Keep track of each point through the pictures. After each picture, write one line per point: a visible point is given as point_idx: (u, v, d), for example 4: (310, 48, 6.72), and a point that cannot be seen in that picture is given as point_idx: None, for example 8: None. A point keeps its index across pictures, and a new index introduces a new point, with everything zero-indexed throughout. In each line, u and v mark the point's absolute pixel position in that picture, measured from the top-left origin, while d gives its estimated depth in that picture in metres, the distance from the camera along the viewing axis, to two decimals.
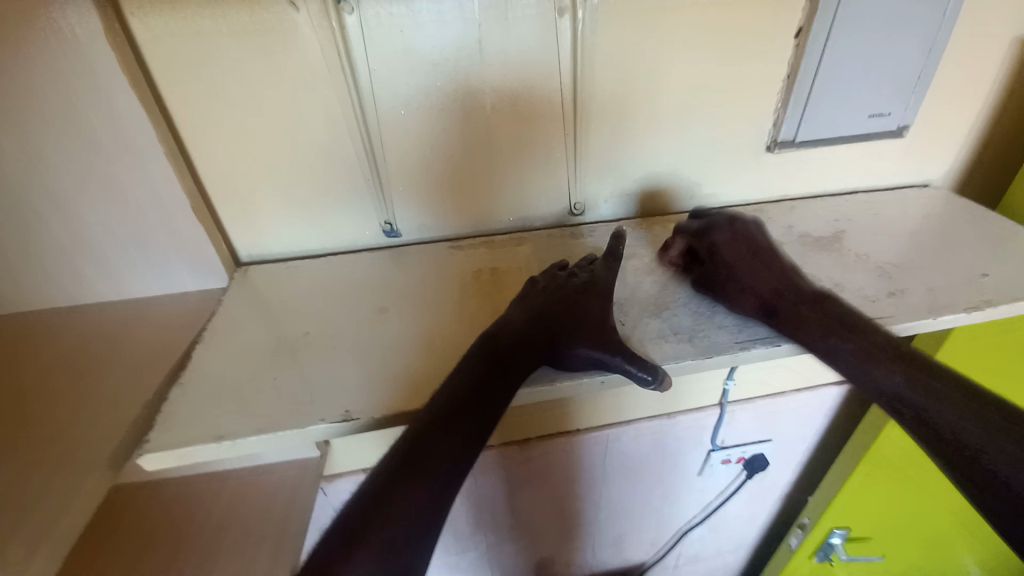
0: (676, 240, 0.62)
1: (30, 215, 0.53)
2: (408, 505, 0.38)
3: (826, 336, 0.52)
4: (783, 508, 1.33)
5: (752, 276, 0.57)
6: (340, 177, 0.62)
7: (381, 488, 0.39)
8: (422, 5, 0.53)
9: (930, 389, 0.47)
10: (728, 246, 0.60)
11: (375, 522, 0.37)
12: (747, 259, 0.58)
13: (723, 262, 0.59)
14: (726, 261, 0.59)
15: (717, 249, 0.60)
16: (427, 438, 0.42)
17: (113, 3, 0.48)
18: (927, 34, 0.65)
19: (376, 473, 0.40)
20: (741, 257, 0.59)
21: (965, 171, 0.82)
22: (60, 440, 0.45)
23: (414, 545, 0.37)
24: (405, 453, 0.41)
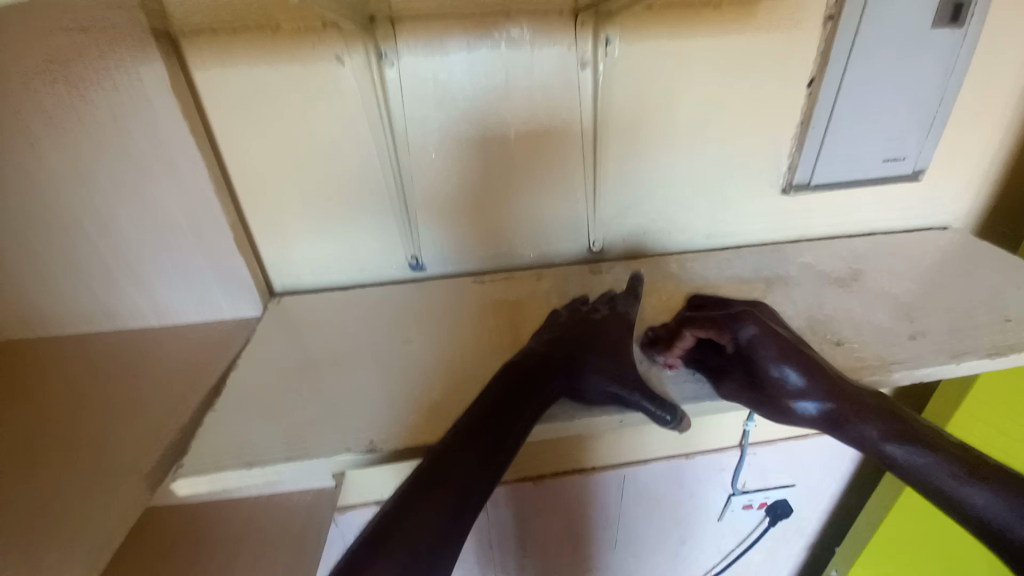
0: (688, 333, 0.53)
1: (87, 245, 0.57)
2: (432, 515, 0.39)
3: (856, 415, 0.47)
4: (809, 558, 1.27)
5: (788, 369, 0.49)
6: (372, 212, 0.66)
7: (405, 496, 0.40)
8: (455, 58, 0.57)
9: (973, 472, 0.44)
10: (761, 334, 0.50)
11: (399, 528, 0.38)
12: (785, 349, 0.49)
13: (761, 356, 0.49)
14: (759, 351, 0.50)
15: (750, 343, 0.50)
16: (449, 453, 0.43)
17: (178, 56, 0.54)
18: (936, 84, 0.68)
19: (399, 484, 0.41)
20: (783, 350, 0.49)
21: (983, 213, 0.83)
22: (99, 461, 0.47)
23: (436, 555, 0.37)
24: (429, 467, 0.42)
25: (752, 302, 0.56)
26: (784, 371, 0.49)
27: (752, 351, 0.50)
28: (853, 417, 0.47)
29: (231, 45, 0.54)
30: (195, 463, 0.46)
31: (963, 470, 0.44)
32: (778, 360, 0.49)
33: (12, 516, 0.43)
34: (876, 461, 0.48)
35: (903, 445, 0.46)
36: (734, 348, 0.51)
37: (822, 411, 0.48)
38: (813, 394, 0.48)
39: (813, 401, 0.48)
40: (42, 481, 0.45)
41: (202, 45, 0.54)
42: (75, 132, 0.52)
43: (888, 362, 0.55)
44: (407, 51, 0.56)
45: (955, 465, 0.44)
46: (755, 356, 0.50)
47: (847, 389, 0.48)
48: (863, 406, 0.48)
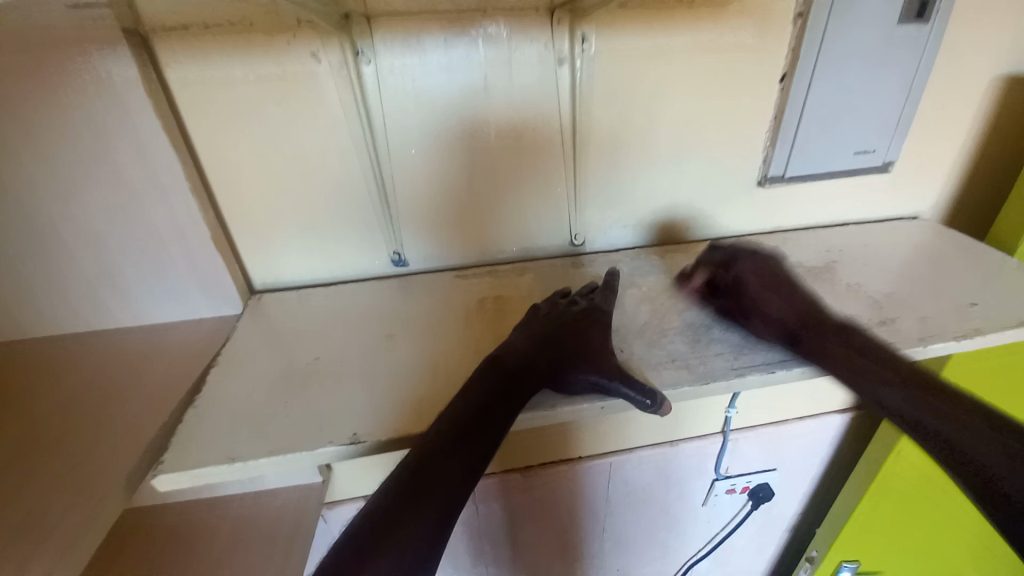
0: (700, 271, 0.66)
1: (61, 247, 0.57)
2: (417, 520, 0.39)
3: (848, 359, 0.54)
4: (791, 540, 1.31)
5: (770, 302, 0.59)
6: (354, 210, 0.66)
7: (389, 502, 0.40)
8: (432, 55, 0.57)
9: (947, 408, 0.49)
10: (749, 274, 0.63)
11: (384, 535, 0.38)
12: (769, 288, 0.61)
13: (747, 288, 0.61)
14: (748, 288, 0.61)
15: (740, 277, 0.63)
16: (431, 456, 0.43)
17: (150, 55, 0.53)
18: (903, 79, 0.70)
19: (382, 489, 0.42)
20: (767, 283, 0.61)
21: (951, 204, 0.85)
22: (79, 463, 0.47)
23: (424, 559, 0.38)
24: (411, 471, 0.42)
25: (756, 248, 0.66)
26: (764, 298, 0.60)
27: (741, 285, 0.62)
28: (838, 354, 0.54)
29: (205, 43, 0.53)
30: (177, 460, 0.47)
31: (917, 391, 0.50)
32: (767, 300, 0.60)
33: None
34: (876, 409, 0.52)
35: (891, 390, 0.51)
36: (726, 283, 0.63)
37: (784, 338, 0.57)
38: (788, 326, 0.57)
39: (783, 332, 0.57)
40: (23, 485, 0.45)
41: (174, 43, 0.53)
42: (45, 133, 0.51)
43: None
44: (384, 48, 0.56)
45: (908, 388, 0.51)
46: (742, 288, 0.61)
47: (823, 325, 0.57)
48: (826, 349, 0.55)
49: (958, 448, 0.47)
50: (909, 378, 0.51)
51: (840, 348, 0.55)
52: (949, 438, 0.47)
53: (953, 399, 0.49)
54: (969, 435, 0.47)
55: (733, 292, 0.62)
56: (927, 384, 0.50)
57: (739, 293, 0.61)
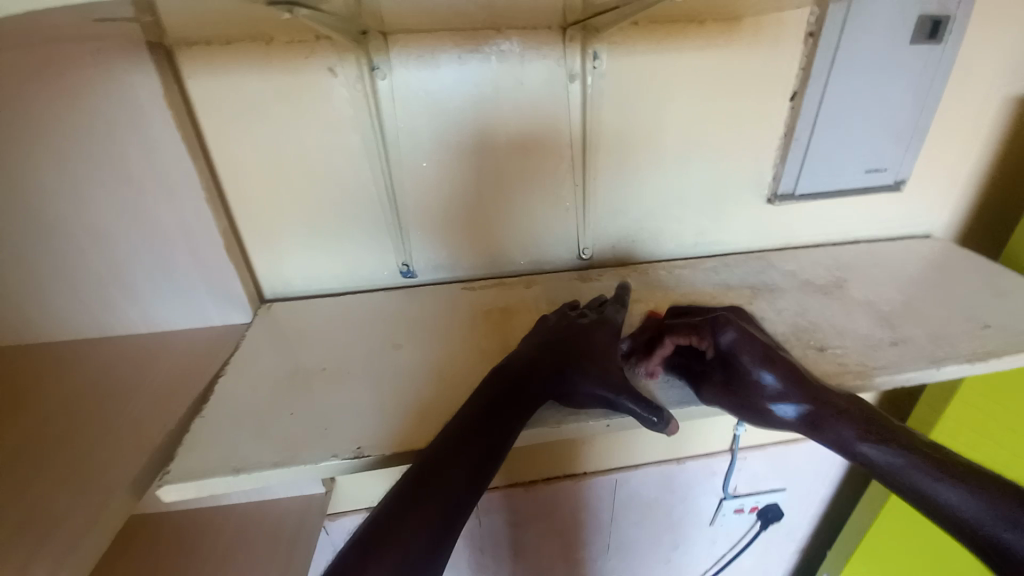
0: (671, 340, 0.53)
1: (78, 251, 0.58)
2: (422, 522, 0.39)
3: (839, 416, 0.48)
4: (799, 563, 1.28)
5: (765, 372, 0.50)
6: (364, 220, 0.67)
7: (394, 504, 0.40)
8: (446, 70, 0.58)
9: (945, 472, 0.44)
10: (740, 341, 0.52)
11: (390, 536, 0.38)
12: (766, 355, 0.51)
13: (740, 362, 0.51)
14: (739, 355, 0.51)
15: (730, 347, 0.52)
16: (437, 461, 0.43)
17: (172, 67, 0.54)
18: (914, 98, 0.70)
19: (389, 491, 0.42)
20: (761, 351, 0.51)
21: (963, 224, 0.85)
22: (85, 467, 0.47)
23: (428, 561, 0.38)
24: (417, 474, 0.42)
25: (729, 307, 0.60)
26: (762, 380, 0.50)
27: (731, 356, 0.51)
28: (836, 419, 0.48)
29: (226, 56, 0.55)
30: (181, 470, 0.46)
31: (935, 465, 0.44)
32: (762, 365, 0.50)
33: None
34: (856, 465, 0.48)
35: (875, 443, 0.47)
36: (712, 355, 0.52)
37: (799, 414, 0.49)
38: (793, 398, 0.49)
39: (792, 405, 0.49)
40: (27, 488, 0.45)
41: (196, 56, 0.54)
42: (68, 141, 0.52)
43: (870, 368, 0.56)
44: (398, 63, 0.57)
45: (925, 460, 0.45)
46: (730, 363, 0.51)
47: (835, 398, 0.49)
48: (842, 409, 0.48)
49: (981, 525, 0.42)
50: (919, 446, 0.46)
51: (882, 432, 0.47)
52: (975, 515, 0.42)
53: (960, 467, 0.44)
54: (991, 505, 0.42)
55: (722, 366, 0.52)
56: (944, 459, 0.45)
57: (729, 367, 0.51)
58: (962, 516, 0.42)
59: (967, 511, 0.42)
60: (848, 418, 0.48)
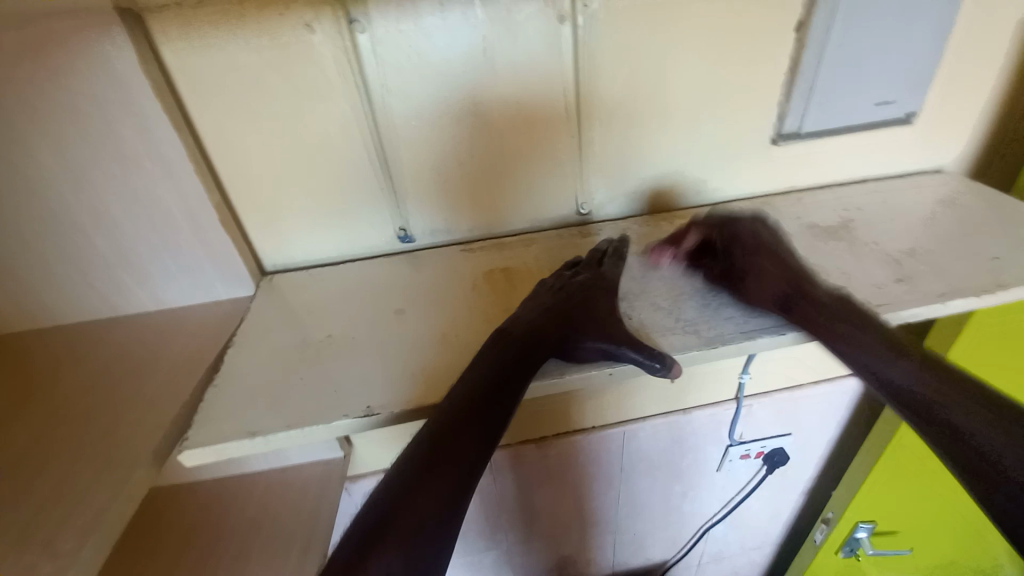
0: (694, 230, 0.63)
1: (73, 235, 0.58)
2: (427, 500, 0.40)
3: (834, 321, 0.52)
4: (806, 503, 1.33)
5: (767, 261, 0.59)
6: (357, 186, 0.65)
7: (398, 485, 0.41)
8: (429, 20, 0.55)
9: (922, 367, 0.46)
10: (745, 235, 0.62)
11: (394, 516, 0.39)
12: (760, 246, 0.60)
13: (741, 247, 0.60)
14: (743, 246, 0.61)
15: (733, 238, 0.62)
16: (438, 437, 0.43)
17: (145, 35, 0.52)
18: (931, 21, 0.65)
19: (392, 472, 0.42)
20: (760, 244, 0.60)
21: (978, 156, 0.81)
22: (109, 441, 0.49)
23: (435, 537, 0.39)
24: (421, 451, 0.43)
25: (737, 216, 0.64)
26: (767, 265, 0.58)
27: (736, 246, 0.61)
28: (830, 325, 0.52)
29: (198, 19, 0.52)
30: (200, 436, 0.48)
31: (909, 360, 0.47)
32: (759, 256, 0.59)
33: (30, 496, 0.45)
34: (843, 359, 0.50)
35: (857, 337, 0.50)
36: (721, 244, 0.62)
37: (782, 298, 0.55)
38: (778, 282, 0.56)
39: (777, 289, 0.56)
40: (53, 466, 0.47)
41: (168, 21, 0.52)
42: (48, 121, 0.51)
43: (874, 307, 0.55)
44: (379, 16, 0.54)
45: (903, 354, 0.48)
46: (734, 252, 0.60)
47: (817, 290, 0.55)
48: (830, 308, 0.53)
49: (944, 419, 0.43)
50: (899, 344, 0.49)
51: (871, 325, 0.51)
52: (940, 408, 0.43)
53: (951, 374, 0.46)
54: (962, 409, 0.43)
55: (726, 254, 0.61)
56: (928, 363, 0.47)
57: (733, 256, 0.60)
58: (923, 406, 0.44)
59: (927, 395, 0.44)
60: (837, 316, 0.52)
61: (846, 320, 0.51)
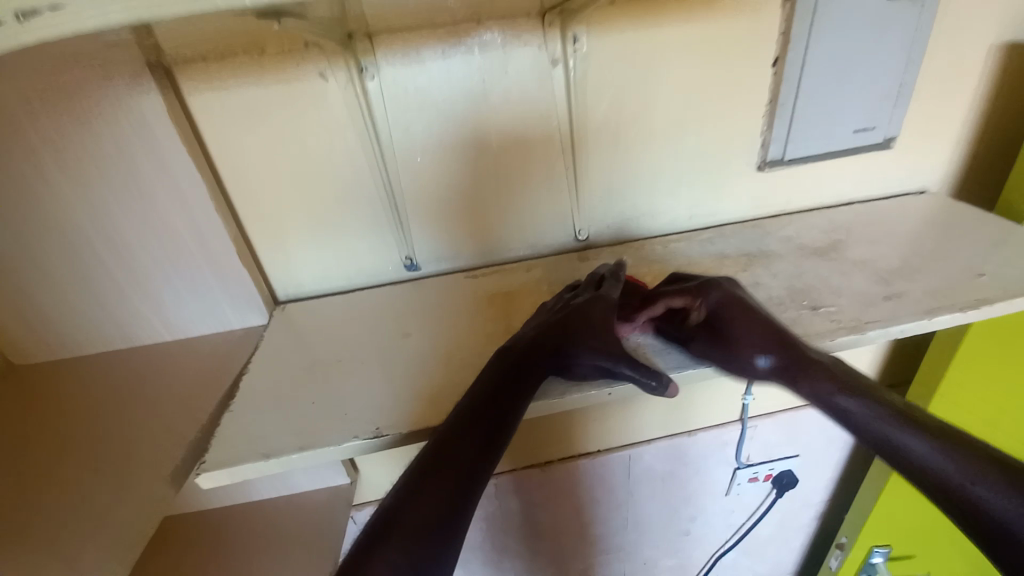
0: (676, 295, 0.58)
1: (99, 268, 0.61)
2: (430, 506, 0.42)
3: (823, 376, 0.51)
4: (819, 527, 1.30)
5: (755, 327, 0.55)
6: (365, 217, 0.69)
7: (402, 495, 0.43)
8: (432, 65, 0.60)
9: (913, 425, 0.48)
10: (727, 300, 0.57)
11: (399, 524, 0.41)
12: (748, 313, 0.56)
13: (728, 317, 0.56)
14: (727, 314, 0.56)
15: (717, 306, 0.57)
16: (445, 445, 0.46)
17: (173, 84, 0.57)
18: (900, 54, 0.70)
19: (397, 482, 0.44)
20: (745, 309, 0.56)
21: (958, 177, 0.85)
22: (127, 465, 0.51)
23: (435, 544, 0.40)
24: (428, 459, 0.45)
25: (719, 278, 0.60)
26: (750, 326, 0.55)
27: (721, 314, 0.57)
28: (817, 384, 0.51)
29: (221, 69, 0.57)
30: (214, 459, 0.49)
31: (902, 419, 0.48)
32: (743, 321, 0.56)
33: (50, 520, 0.46)
34: (844, 421, 0.51)
35: (854, 404, 0.50)
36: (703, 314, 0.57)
37: (773, 365, 0.53)
38: (766, 351, 0.54)
39: (765, 357, 0.54)
40: (74, 490, 0.49)
41: (194, 72, 0.57)
42: (81, 163, 0.55)
43: (862, 322, 0.57)
44: (386, 64, 0.59)
45: (893, 414, 0.49)
46: (719, 320, 0.56)
47: (814, 360, 0.52)
48: (810, 365, 0.52)
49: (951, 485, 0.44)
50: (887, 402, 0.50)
51: (857, 385, 0.51)
52: (946, 472, 0.44)
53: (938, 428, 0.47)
54: (968, 469, 0.44)
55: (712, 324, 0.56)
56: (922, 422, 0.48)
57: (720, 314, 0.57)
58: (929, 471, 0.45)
59: (931, 459, 0.45)
60: (822, 371, 0.51)
61: (831, 378, 0.51)
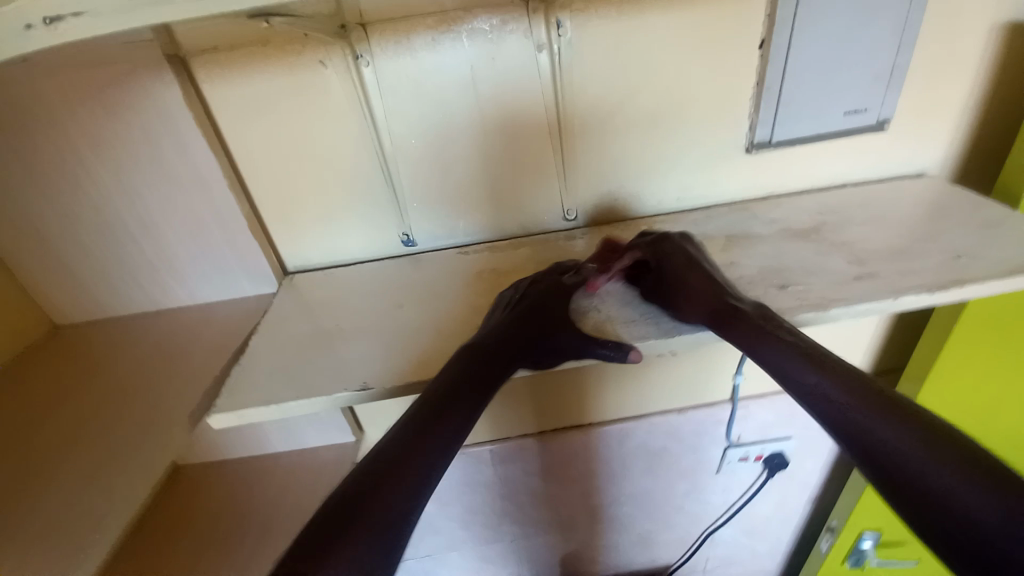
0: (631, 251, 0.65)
1: (130, 241, 0.69)
2: (384, 503, 0.43)
3: (797, 362, 0.51)
4: (814, 509, 1.33)
5: (698, 280, 0.60)
6: (365, 195, 0.74)
7: (346, 493, 0.43)
8: (423, 52, 0.64)
9: (895, 417, 0.44)
10: (677, 251, 0.65)
11: (343, 523, 0.41)
12: (691, 263, 0.63)
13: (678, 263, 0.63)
14: (674, 263, 0.63)
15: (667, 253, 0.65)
16: (395, 446, 0.47)
17: (188, 72, 0.62)
18: (890, 35, 0.70)
19: (345, 480, 0.45)
20: (690, 260, 0.63)
21: (959, 160, 0.84)
22: (155, 412, 0.58)
23: (384, 542, 0.41)
24: (377, 458, 0.46)
25: (662, 234, 0.68)
26: (694, 276, 0.61)
27: (668, 262, 0.63)
28: (788, 363, 0.51)
29: (230, 58, 0.62)
30: (226, 405, 0.56)
31: (877, 408, 0.45)
32: (688, 270, 0.62)
33: (94, 452, 0.54)
34: (810, 405, 0.49)
35: (830, 387, 0.48)
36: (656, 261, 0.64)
37: (712, 317, 0.57)
38: (708, 297, 0.58)
39: (708, 303, 0.58)
40: (112, 430, 0.57)
41: (207, 61, 0.62)
42: (112, 145, 0.62)
43: (827, 300, 0.60)
44: (381, 51, 0.63)
45: (868, 402, 0.46)
46: (669, 266, 0.63)
47: (760, 319, 0.54)
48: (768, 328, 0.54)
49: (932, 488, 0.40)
50: (873, 394, 0.47)
51: (837, 371, 0.49)
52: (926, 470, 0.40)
53: (917, 417, 0.44)
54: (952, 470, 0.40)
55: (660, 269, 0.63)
56: (907, 414, 0.45)
57: (667, 272, 0.62)
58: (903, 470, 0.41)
59: (907, 451, 0.42)
60: (783, 342, 0.52)
61: (796, 352, 0.51)
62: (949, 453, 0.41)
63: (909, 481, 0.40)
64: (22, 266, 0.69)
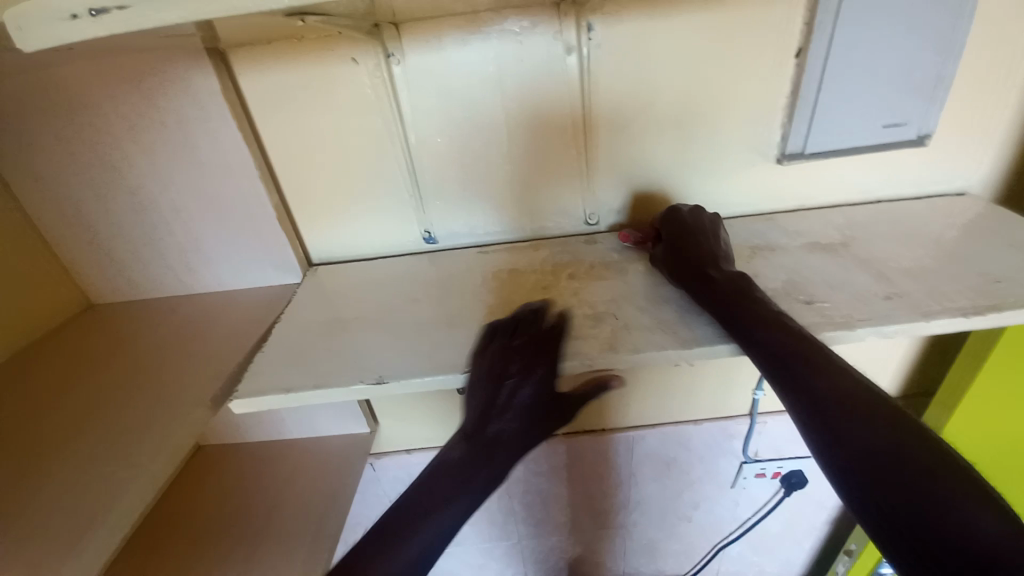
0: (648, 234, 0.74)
1: (164, 225, 0.71)
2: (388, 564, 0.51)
3: (782, 355, 0.51)
4: (830, 532, 1.29)
5: (706, 251, 0.64)
6: (390, 191, 0.75)
7: (361, 551, 0.52)
8: (452, 52, 0.65)
9: (876, 418, 0.45)
10: (681, 223, 0.68)
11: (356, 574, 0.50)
12: (695, 236, 0.66)
13: (683, 236, 0.66)
14: (680, 237, 0.66)
15: (676, 223, 0.68)
16: (403, 511, 0.55)
17: (226, 66, 0.64)
18: (935, 47, 0.67)
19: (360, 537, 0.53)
20: (694, 235, 0.66)
21: (1004, 179, 0.80)
22: (178, 392, 0.60)
23: None
24: (387, 521, 0.54)
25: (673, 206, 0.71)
26: (695, 246, 0.65)
27: (673, 237, 0.67)
28: (774, 357, 0.51)
29: (266, 53, 0.64)
30: (246, 390, 0.58)
31: (859, 408, 0.46)
32: (694, 244, 0.65)
33: (120, 428, 0.57)
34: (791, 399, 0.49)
35: (813, 383, 0.48)
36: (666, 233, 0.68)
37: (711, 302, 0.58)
38: (709, 273, 0.61)
39: (707, 279, 0.60)
40: (138, 407, 0.59)
41: (244, 56, 0.64)
42: (152, 133, 0.64)
43: (855, 319, 0.58)
44: (411, 50, 0.64)
45: (849, 401, 0.46)
46: (678, 237, 0.66)
47: (757, 311, 0.55)
48: (760, 320, 0.54)
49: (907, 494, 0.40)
50: (856, 391, 0.47)
51: (823, 366, 0.49)
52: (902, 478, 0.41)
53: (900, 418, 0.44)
54: (931, 478, 0.41)
55: (671, 238, 0.67)
56: (888, 413, 0.45)
57: (676, 241, 0.66)
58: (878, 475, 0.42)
59: (886, 455, 0.42)
60: (771, 335, 0.52)
61: (785, 344, 0.51)
62: (929, 459, 0.42)
63: (904, 492, 0.40)
64: (65, 244, 0.73)
